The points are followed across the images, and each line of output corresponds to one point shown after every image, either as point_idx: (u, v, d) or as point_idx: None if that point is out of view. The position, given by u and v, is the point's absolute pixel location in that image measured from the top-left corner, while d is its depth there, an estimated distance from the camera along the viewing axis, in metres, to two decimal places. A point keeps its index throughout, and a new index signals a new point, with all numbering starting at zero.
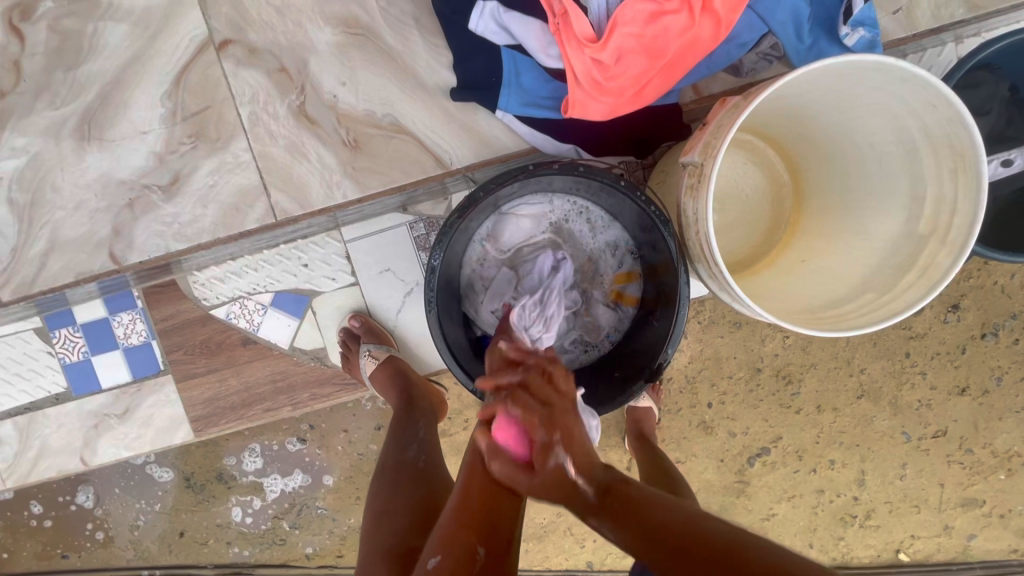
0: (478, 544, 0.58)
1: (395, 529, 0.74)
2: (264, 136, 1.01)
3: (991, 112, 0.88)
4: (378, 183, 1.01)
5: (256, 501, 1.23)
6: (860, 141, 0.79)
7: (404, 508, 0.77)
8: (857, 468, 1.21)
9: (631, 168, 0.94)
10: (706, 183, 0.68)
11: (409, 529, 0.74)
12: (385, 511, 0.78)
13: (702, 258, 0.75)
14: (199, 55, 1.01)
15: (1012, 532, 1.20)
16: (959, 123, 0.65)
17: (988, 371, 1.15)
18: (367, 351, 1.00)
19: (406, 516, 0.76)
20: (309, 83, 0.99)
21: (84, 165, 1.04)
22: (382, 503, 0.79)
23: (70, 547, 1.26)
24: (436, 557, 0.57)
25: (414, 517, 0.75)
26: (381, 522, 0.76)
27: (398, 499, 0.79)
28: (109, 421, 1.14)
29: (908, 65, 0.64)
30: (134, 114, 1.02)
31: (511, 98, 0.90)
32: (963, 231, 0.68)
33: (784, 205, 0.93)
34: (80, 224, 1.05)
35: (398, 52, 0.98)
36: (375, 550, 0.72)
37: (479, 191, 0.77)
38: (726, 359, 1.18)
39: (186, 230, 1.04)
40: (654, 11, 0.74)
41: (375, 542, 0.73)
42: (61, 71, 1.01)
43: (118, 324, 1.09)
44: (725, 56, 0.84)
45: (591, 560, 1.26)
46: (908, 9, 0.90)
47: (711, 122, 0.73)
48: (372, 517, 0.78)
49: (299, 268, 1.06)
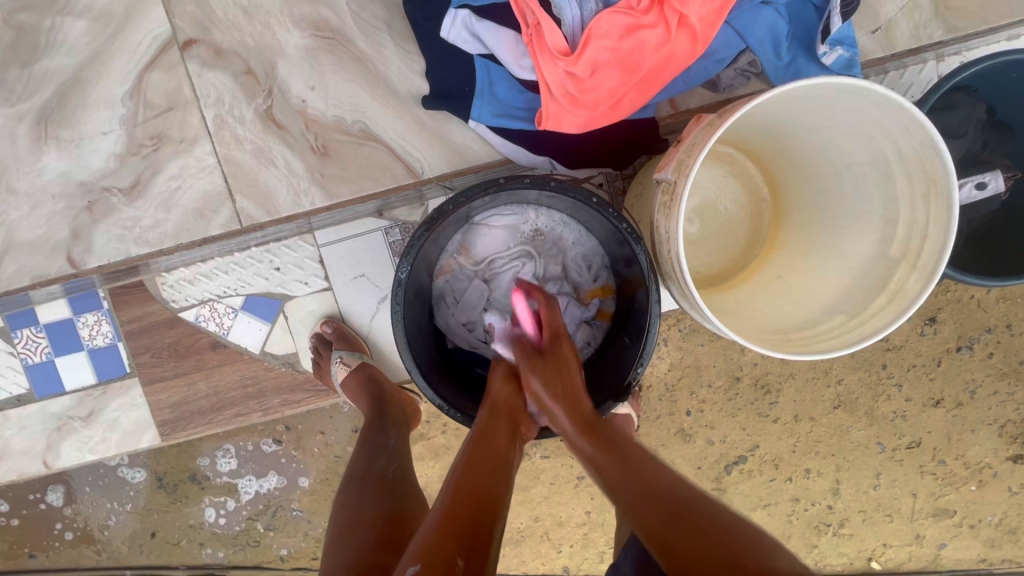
0: (457, 556, 0.55)
1: (358, 544, 0.71)
2: (229, 139, 0.99)
3: (966, 134, 0.87)
4: (348, 191, 0.99)
5: (229, 502, 1.21)
6: (837, 161, 0.78)
7: (368, 521, 0.75)
8: (832, 477, 1.21)
9: (611, 178, 0.93)
10: (679, 201, 0.67)
11: (374, 543, 0.71)
12: (349, 525, 0.75)
13: (673, 276, 0.74)
14: (162, 55, 0.98)
15: (982, 541, 1.22)
16: (932, 149, 0.65)
17: (962, 384, 1.16)
18: (339, 359, 0.99)
19: (370, 530, 0.73)
20: (277, 85, 0.97)
21: (42, 163, 1.00)
22: (347, 515, 0.77)
23: (37, 546, 1.23)
24: (415, 565, 0.54)
25: (374, 533, 0.72)
26: (343, 536, 0.74)
27: (364, 510, 0.76)
28: (73, 423, 1.11)
29: (880, 89, 0.63)
30: (97, 109, 0.99)
31: (483, 108, 0.88)
32: (932, 256, 0.67)
33: (762, 219, 0.93)
34: (38, 225, 1.02)
35: (369, 57, 0.95)
36: (338, 562, 0.69)
37: (447, 204, 0.75)
38: (705, 367, 1.17)
39: (148, 234, 1.02)
40: (630, 24, 0.73)
41: (336, 558, 0.71)
42: (18, 66, 0.98)
43: (83, 325, 1.06)
44: (702, 71, 0.83)
45: (568, 565, 1.25)
46: (887, 29, 0.89)
47: (685, 140, 0.71)
48: (336, 530, 0.76)
49: (270, 272, 1.03)
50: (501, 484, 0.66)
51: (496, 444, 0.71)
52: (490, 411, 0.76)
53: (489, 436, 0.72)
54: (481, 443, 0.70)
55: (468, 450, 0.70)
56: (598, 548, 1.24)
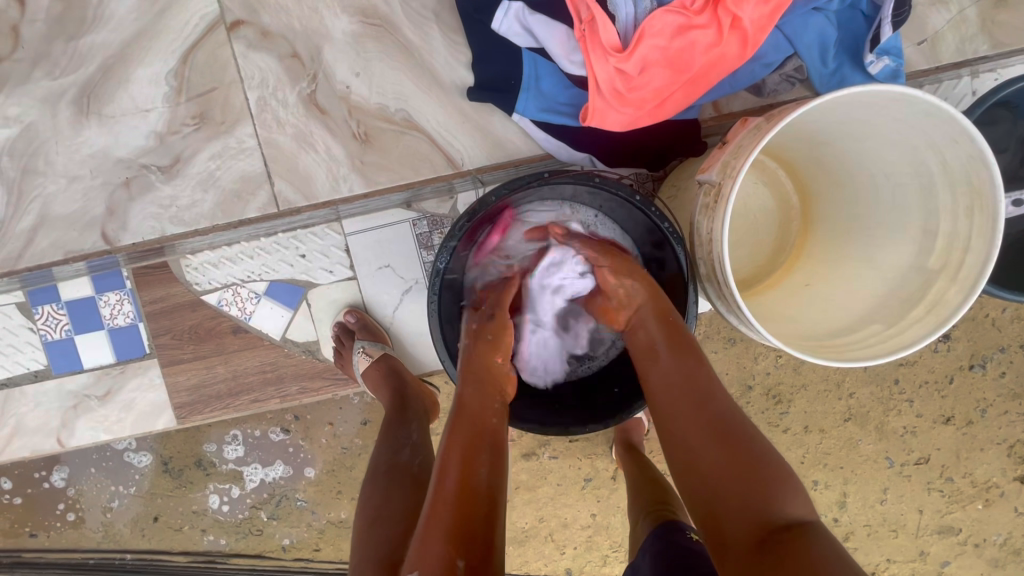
0: (458, 558, 0.56)
1: (387, 538, 0.72)
2: (271, 122, 0.99)
3: (1007, 149, 0.88)
4: (386, 179, 0.99)
5: (234, 490, 1.20)
6: (875, 171, 0.78)
7: (398, 515, 0.75)
8: (839, 490, 1.21)
9: (642, 179, 0.94)
10: (724, 203, 0.67)
11: (405, 535, 0.72)
12: (379, 519, 0.75)
13: (711, 277, 0.75)
14: (208, 35, 0.97)
15: (984, 560, 1.21)
16: (980, 161, 0.65)
17: (974, 403, 1.16)
18: (361, 348, 0.98)
19: (401, 523, 0.74)
20: (321, 71, 0.97)
21: (79, 138, 1.00)
22: (374, 510, 0.77)
23: (39, 526, 1.22)
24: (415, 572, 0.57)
25: (406, 526, 0.73)
26: (374, 529, 0.74)
27: (392, 506, 0.76)
28: (88, 402, 1.10)
29: (933, 99, 0.63)
30: (137, 88, 0.99)
31: (529, 102, 0.88)
32: (975, 269, 0.67)
33: (791, 226, 0.92)
34: (73, 200, 1.02)
35: (416, 47, 0.95)
36: (368, 559, 0.70)
37: (491, 195, 0.75)
38: (718, 375, 1.17)
39: (184, 214, 1.01)
40: (682, 25, 0.73)
41: (368, 551, 0.71)
42: (63, 40, 0.98)
43: (105, 303, 1.05)
44: (749, 75, 0.83)
45: (570, 568, 1.24)
46: (933, 40, 0.89)
47: (731, 142, 0.71)
48: (364, 525, 0.76)
49: (296, 258, 1.03)
50: (493, 467, 0.65)
51: (486, 407, 0.71)
52: (473, 381, 0.73)
53: (469, 411, 0.70)
54: (462, 422, 0.69)
55: (453, 427, 0.68)
56: (602, 552, 1.23)
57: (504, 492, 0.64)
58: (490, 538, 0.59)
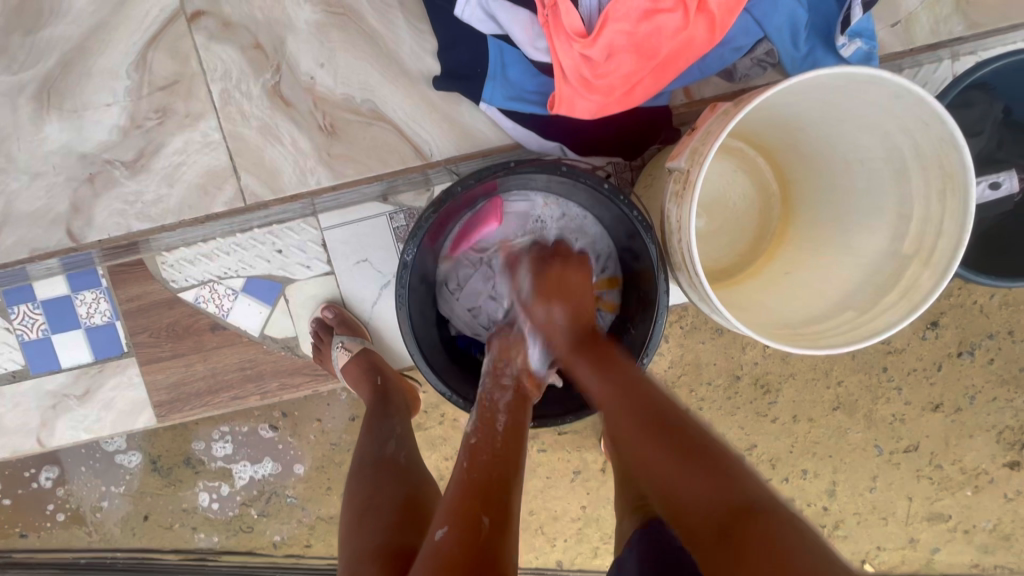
0: (482, 513, 0.60)
1: (379, 527, 0.71)
2: (236, 116, 0.97)
3: (983, 133, 0.88)
4: (354, 171, 0.97)
5: (223, 487, 1.19)
6: (847, 156, 0.77)
7: (387, 507, 0.74)
8: (828, 478, 1.20)
9: (620, 168, 0.93)
10: (692, 190, 0.66)
11: (393, 528, 0.71)
12: (367, 510, 0.75)
13: (682, 266, 0.73)
14: (169, 27, 0.96)
15: (975, 547, 1.21)
16: (949, 143, 0.64)
17: (962, 389, 1.15)
18: (340, 343, 0.97)
19: (390, 514, 0.73)
20: (286, 62, 0.95)
21: (43, 135, 0.99)
22: (363, 501, 0.76)
23: (29, 526, 1.21)
24: (444, 528, 0.58)
25: (398, 515, 0.73)
26: (363, 521, 0.73)
27: (382, 494, 0.76)
28: (68, 402, 1.10)
29: (901, 80, 0.62)
30: (102, 83, 0.97)
31: (496, 91, 0.88)
32: (948, 254, 0.67)
33: (772, 213, 0.91)
34: (37, 198, 1.01)
35: (381, 35, 0.94)
36: (362, 548, 0.69)
37: (457, 186, 0.74)
38: (705, 365, 1.17)
39: (150, 209, 1.00)
40: (647, 9, 0.73)
41: (358, 544, 0.70)
42: (21, 34, 0.96)
43: (81, 302, 1.04)
44: (718, 59, 0.83)
45: (561, 560, 1.24)
46: (907, 22, 0.88)
47: (700, 127, 0.71)
48: (353, 515, 0.75)
49: (273, 254, 1.02)
50: (516, 440, 0.72)
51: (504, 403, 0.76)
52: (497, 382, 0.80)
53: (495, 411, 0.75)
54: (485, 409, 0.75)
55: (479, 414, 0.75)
56: (592, 543, 1.23)
57: (521, 468, 0.69)
58: (512, 508, 0.62)
